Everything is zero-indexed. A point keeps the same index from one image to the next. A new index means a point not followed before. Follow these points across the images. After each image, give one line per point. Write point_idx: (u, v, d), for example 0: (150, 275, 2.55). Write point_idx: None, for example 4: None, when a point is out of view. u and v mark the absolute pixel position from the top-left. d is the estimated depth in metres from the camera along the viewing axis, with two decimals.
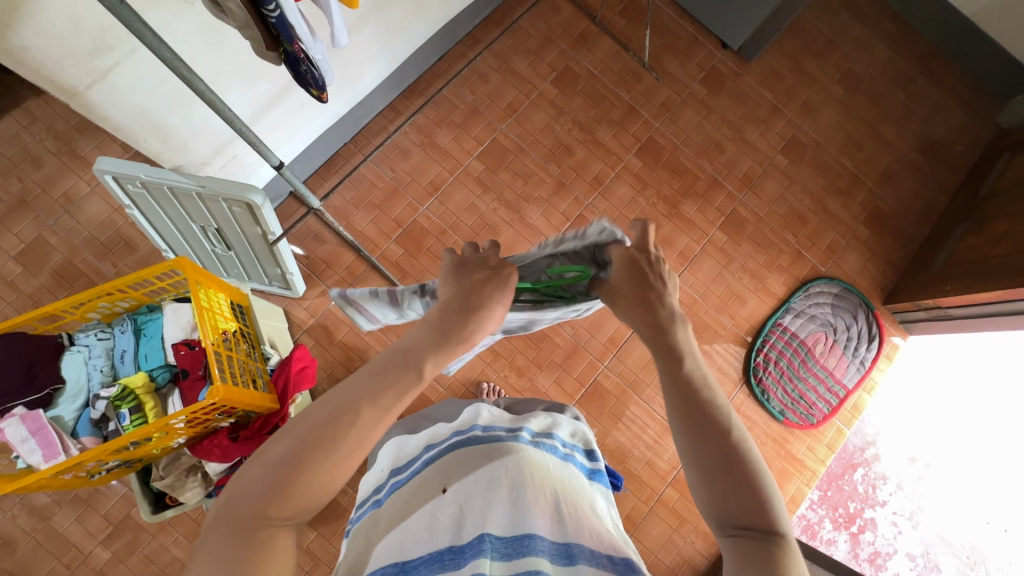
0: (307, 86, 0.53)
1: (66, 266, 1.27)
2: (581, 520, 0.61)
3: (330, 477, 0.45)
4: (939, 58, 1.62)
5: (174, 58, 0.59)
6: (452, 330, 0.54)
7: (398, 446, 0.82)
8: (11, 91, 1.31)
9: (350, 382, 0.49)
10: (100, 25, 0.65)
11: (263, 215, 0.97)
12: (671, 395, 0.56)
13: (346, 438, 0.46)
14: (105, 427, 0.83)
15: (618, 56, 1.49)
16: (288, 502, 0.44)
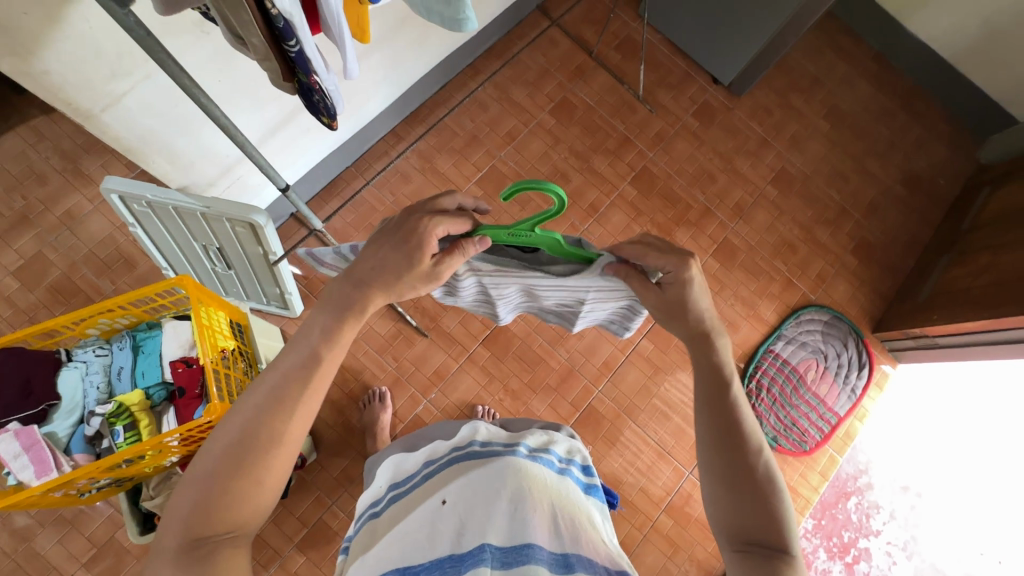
0: (319, 114, 0.55)
1: (64, 282, 1.27)
2: (578, 536, 0.61)
3: (257, 480, 0.52)
4: (920, 97, 1.70)
5: (191, 85, 0.61)
6: (346, 305, 0.56)
7: (395, 466, 0.82)
8: (20, 110, 1.34)
9: (252, 390, 0.54)
10: (120, 52, 0.68)
11: (266, 236, 0.99)
12: (704, 413, 0.62)
13: (261, 440, 0.52)
14: (98, 444, 0.82)
15: (613, 89, 1.55)
16: (222, 524, 0.50)
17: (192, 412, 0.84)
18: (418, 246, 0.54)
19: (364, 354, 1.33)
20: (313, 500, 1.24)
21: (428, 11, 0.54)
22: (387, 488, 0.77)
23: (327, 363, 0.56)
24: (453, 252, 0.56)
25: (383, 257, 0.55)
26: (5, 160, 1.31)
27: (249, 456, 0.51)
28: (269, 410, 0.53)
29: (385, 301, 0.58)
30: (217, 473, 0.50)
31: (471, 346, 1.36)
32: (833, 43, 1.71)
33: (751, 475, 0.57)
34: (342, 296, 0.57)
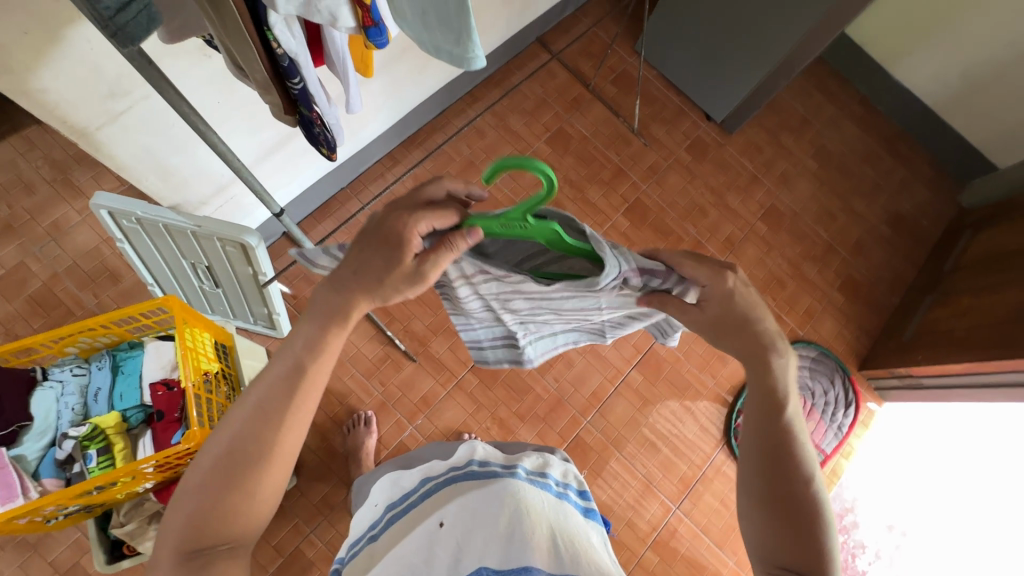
0: (318, 146, 0.55)
1: (45, 294, 1.24)
2: (569, 561, 0.58)
3: (249, 493, 0.53)
4: (904, 140, 1.75)
5: (191, 113, 0.61)
6: (331, 311, 0.53)
7: (392, 483, 0.79)
8: (12, 119, 1.32)
9: (246, 398, 0.54)
10: (119, 73, 0.67)
11: (257, 256, 0.98)
12: (755, 431, 0.61)
13: (254, 455, 0.53)
14: (68, 470, 0.79)
15: (608, 121, 1.58)
16: (218, 535, 0.52)
17: (170, 438, 0.82)
18: (397, 249, 0.50)
19: (351, 378, 1.31)
20: (290, 528, 1.20)
21: (433, 50, 0.54)
22: (383, 508, 0.74)
23: (312, 375, 0.54)
24: (439, 248, 0.50)
25: (364, 259, 0.51)
26: None
27: (239, 473, 0.52)
28: (260, 426, 0.53)
29: (370, 308, 0.54)
30: (208, 483, 0.52)
31: (460, 372, 1.35)
32: (821, 86, 1.76)
33: (778, 500, 0.59)
34: (330, 304, 0.53)
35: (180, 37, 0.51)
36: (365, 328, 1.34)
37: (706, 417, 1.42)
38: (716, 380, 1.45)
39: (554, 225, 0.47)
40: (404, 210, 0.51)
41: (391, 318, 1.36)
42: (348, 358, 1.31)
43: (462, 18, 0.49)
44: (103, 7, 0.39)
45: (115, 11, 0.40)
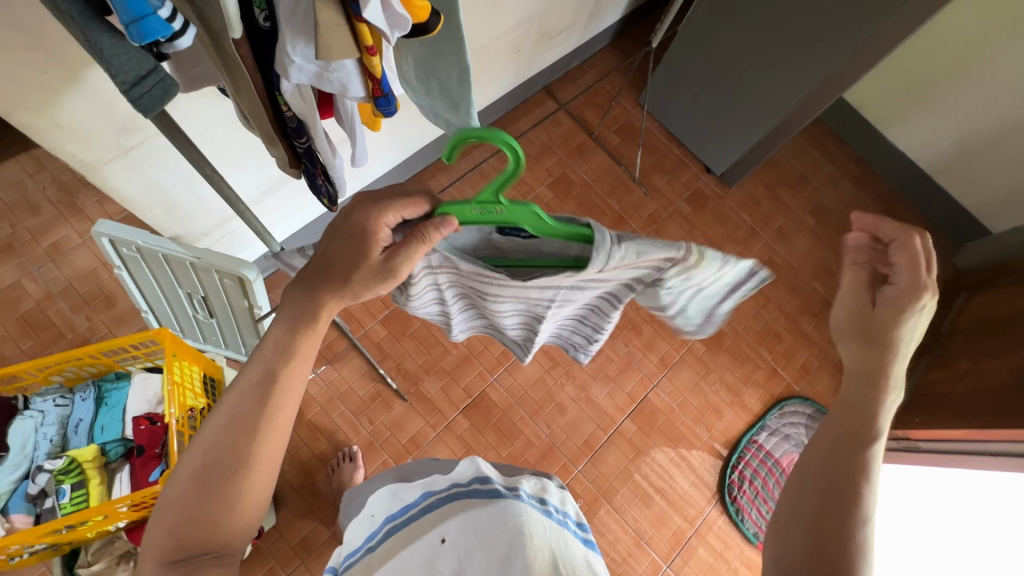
0: (319, 196, 0.55)
1: (38, 315, 1.23)
2: None
3: (231, 504, 0.51)
4: (900, 200, 1.78)
5: (202, 162, 0.61)
6: (302, 311, 0.53)
7: (392, 494, 0.72)
8: (24, 140, 1.34)
9: (225, 403, 0.53)
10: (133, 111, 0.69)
11: (253, 290, 0.98)
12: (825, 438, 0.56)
13: (235, 464, 0.51)
14: (39, 504, 0.77)
15: (611, 169, 1.61)
16: (202, 545, 0.50)
17: (147, 475, 0.80)
18: (362, 245, 0.50)
19: (340, 414, 1.29)
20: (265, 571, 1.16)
21: (433, 115, 0.56)
22: (381, 519, 0.67)
23: (285, 380, 0.53)
24: (411, 239, 0.49)
25: (332, 253, 0.52)
26: None
27: (216, 485, 0.50)
28: (233, 435, 0.51)
29: (340, 307, 0.54)
30: (187, 493, 0.50)
31: (451, 414, 1.33)
32: (819, 144, 1.81)
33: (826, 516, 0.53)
34: (298, 306, 0.54)
35: (195, 85, 0.52)
36: (358, 364, 1.33)
37: (700, 471, 1.39)
38: (711, 433, 1.42)
39: (532, 205, 0.48)
40: (366, 205, 0.51)
41: (384, 355, 1.35)
42: (339, 395, 1.30)
43: (464, 88, 0.51)
44: (116, 81, 0.39)
45: (127, 85, 0.39)
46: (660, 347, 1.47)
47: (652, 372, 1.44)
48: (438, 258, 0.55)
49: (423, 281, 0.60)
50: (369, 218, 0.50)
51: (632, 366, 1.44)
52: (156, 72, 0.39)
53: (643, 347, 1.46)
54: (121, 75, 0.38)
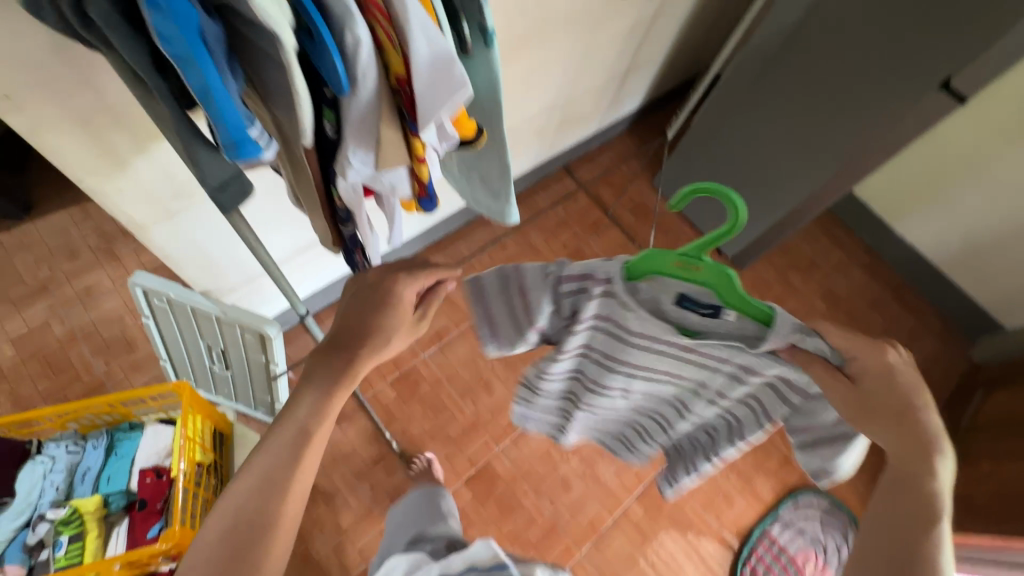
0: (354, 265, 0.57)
1: (59, 357, 1.26)
2: None
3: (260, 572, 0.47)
4: (910, 290, 1.80)
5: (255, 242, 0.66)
6: (333, 371, 0.54)
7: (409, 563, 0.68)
8: (75, 190, 1.44)
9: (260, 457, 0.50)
10: (186, 179, 0.75)
11: (272, 347, 1.01)
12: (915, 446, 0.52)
13: (272, 522, 0.48)
14: (35, 556, 0.76)
15: (624, 246, 1.66)
16: None
17: (148, 530, 0.80)
18: (393, 308, 0.55)
19: (341, 476, 1.27)
20: None
21: (475, 203, 0.61)
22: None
23: (319, 439, 0.52)
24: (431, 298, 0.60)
25: (361, 318, 0.55)
26: (46, 232, 1.38)
27: (248, 548, 0.47)
28: (270, 493, 0.49)
29: (372, 366, 0.56)
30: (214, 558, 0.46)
31: (454, 484, 1.30)
32: (828, 232, 1.86)
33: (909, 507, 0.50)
34: (328, 370, 0.54)
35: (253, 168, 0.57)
36: (364, 424, 1.32)
37: (708, 563, 1.32)
38: (721, 521, 1.37)
39: (732, 273, 0.53)
40: (389, 274, 0.57)
41: (391, 417, 1.34)
42: (342, 456, 1.28)
43: (502, 182, 0.55)
44: (204, 185, 0.44)
45: (214, 189, 0.45)
46: None
47: None
48: (604, 298, 0.55)
49: (584, 342, 0.63)
50: (402, 285, 0.56)
51: None
52: (239, 176, 0.45)
53: None
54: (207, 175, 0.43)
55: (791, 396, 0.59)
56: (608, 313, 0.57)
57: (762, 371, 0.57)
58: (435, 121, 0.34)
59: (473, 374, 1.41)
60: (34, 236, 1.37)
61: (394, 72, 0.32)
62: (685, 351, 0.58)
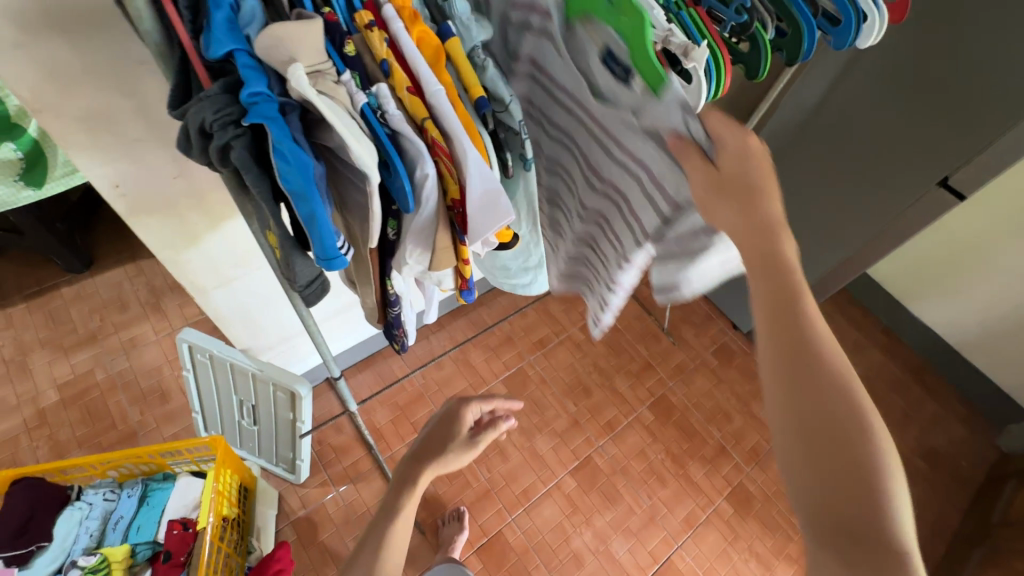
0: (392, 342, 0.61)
1: (98, 404, 1.33)
2: None
3: None
4: (931, 373, 1.79)
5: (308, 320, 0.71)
6: (407, 477, 0.73)
7: None
8: (132, 248, 1.57)
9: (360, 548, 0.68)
10: (247, 251, 0.83)
11: (302, 406, 1.07)
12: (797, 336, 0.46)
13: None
14: None
15: (641, 318, 1.71)
16: None
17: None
18: (457, 427, 0.76)
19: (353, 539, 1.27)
20: None
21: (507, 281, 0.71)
22: None
23: (393, 533, 0.68)
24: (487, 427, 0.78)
25: (433, 435, 0.76)
26: (103, 285, 1.50)
27: None
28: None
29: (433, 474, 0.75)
30: None
31: (465, 554, 1.29)
32: (844, 312, 1.89)
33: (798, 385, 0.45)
34: (404, 476, 0.73)
35: None
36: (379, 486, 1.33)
37: None
38: None
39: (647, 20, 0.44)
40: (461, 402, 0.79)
41: None
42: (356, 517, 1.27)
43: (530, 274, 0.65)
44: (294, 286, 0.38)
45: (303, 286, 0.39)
46: (685, 503, 1.42)
47: (676, 531, 1.38)
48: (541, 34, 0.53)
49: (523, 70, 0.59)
50: (466, 410, 0.77)
51: (655, 520, 1.39)
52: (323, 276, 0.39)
53: (668, 502, 1.42)
54: (298, 275, 0.38)
55: (663, 207, 0.55)
56: (539, 50, 0.55)
57: (653, 157, 0.51)
58: (484, 235, 0.40)
59: (489, 440, 1.43)
60: (91, 288, 1.49)
61: (452, 197, 0.39)
62: (584, 103, 0.54)
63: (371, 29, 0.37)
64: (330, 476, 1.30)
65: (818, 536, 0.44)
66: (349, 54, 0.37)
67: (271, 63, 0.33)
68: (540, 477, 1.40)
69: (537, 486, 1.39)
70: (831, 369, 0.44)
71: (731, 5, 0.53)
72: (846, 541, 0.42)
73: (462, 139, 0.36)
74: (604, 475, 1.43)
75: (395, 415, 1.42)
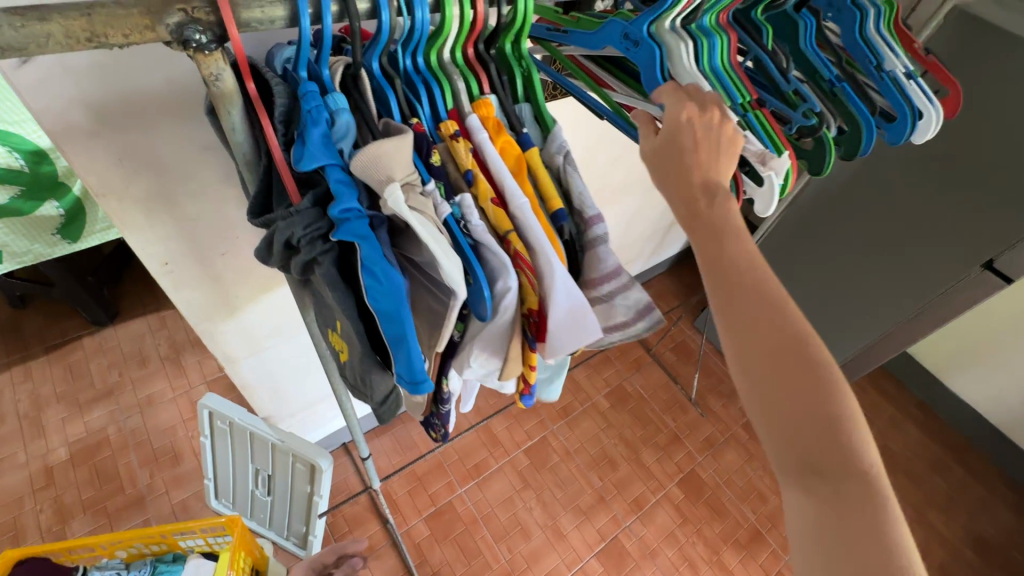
0: (430, 435, 0.57)
1: (108, 465, 1.29)
2: None
3: None
4: (974, 453, 1.69)
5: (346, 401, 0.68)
6: None
7: None
8: (157, 301, 1.57)
9: None
10: (283, 322, 0.82)
11: (321, 478, 1.01)
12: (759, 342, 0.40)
13: None
14: None
15: (667, 386, 1.66)
16: None
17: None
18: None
19: None
20: None
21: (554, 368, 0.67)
22: None
23: None
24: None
25: None
26: (125, 339, 1.49)
27: None
28: None
29: None
30: None
31: None
32: (876, 384, 1.82)
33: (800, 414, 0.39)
34: None
35: None
36: (392, 565, 1.24)
37: None
38: None
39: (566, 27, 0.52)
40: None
41: (422, 558, 1.27)
42: None
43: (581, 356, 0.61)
44: (371, 403, 0.38)
45: (378, 404, 0.38)
46: None
47: None
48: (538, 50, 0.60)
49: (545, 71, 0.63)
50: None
51: None
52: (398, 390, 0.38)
53: None
54: (375, 390, 0.37)
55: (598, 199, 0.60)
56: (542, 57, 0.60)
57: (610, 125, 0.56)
58: (560, 353, 0.39)
59: (510, 515, 1.35)
60: (113, 342, 1.48)
61: (529, 306, 0.38)
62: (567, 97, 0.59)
63: (457, 138, 0.38)
64: None
65: (789, 478, 0.42)
66: (435, 162, 0.38)
67: (366, 178, 0.33)
68: (564, 560, 1.31)
69: (561, 570, 1.30)
70: (770, 300, 0.40)
71: (798, 108, 0.53)
72: (816, 481, 0.40)
73: (547, 251, 0.36)
74: (632, 560, 1.34)
75: (413, 485, 1.36)
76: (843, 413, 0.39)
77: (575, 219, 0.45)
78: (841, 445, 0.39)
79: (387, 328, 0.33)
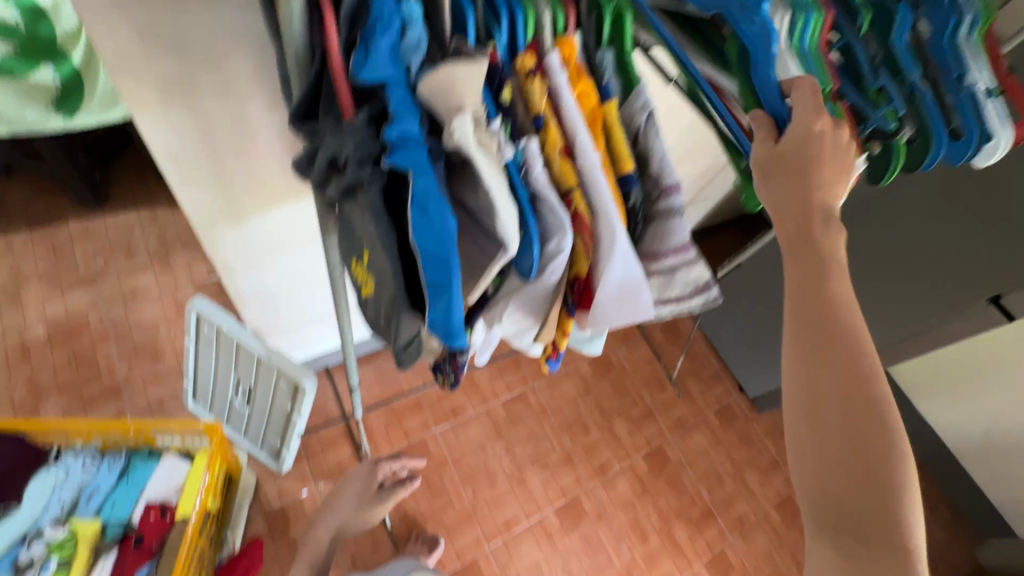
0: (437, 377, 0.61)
1: (86, 351, 1.27)
2: None
3: None
4: (926, 472, 1.77)
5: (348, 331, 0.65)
6: None
7: None
8: (149, 192, 1.50)
9: None
10: (287, 235, 0.78)
11: (303, 399, 1.01)
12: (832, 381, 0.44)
13: None
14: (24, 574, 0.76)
15: (651, 363, 1.67)
16: None
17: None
18: None
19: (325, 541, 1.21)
20: None
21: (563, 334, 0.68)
22: None
23: None
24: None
25: None
26: (112, 226, 1.43)
27: None
28: None
29: None
30: None
31: None
32: None
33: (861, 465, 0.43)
34: None
35: None
36: None
37: None
38: None
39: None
40: None
41: None
42: None
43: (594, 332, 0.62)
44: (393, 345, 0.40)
45: (401, 348, 0.41)
46: (662, 563, 1.40)
47: None
48: None
49: None
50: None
51: None
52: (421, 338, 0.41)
53: (645, 558, 1.39)
54: (403, 330, 0.39)
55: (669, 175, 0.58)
56: None
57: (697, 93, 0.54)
58: (605, 322, 0.46)
59: (479, 461, 1.39)
60: (99, 228, 1.42)
61: (578, 273, 0.45)
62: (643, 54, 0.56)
63: (532, 77, 0.41)
64: (312, 471, 1.25)
65: (820, 535, 0.46)
66: (506, 100, 0.42)
67: (432, 103, 0.36)
68: (525, 510, 1.36)
69: (520, 518, 1.35)
70: (845, 342, 0.45)
71: (881, 111, 0.53)
72: (849, 541, 0.44)
73: (610, 218, 0.42)
74: (588, 519, 1.40)
75: (390, 417, 1.38)
76: (899, 491, 0.43)
77: (649, 187, 0.49)
78: (888, 502, 0.43)
79: (433, 274, 0.36)
